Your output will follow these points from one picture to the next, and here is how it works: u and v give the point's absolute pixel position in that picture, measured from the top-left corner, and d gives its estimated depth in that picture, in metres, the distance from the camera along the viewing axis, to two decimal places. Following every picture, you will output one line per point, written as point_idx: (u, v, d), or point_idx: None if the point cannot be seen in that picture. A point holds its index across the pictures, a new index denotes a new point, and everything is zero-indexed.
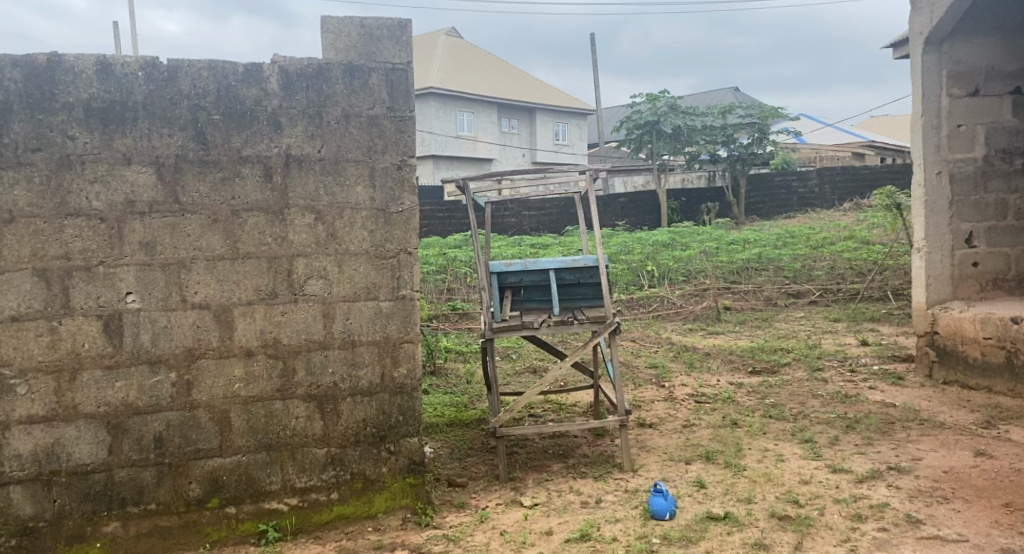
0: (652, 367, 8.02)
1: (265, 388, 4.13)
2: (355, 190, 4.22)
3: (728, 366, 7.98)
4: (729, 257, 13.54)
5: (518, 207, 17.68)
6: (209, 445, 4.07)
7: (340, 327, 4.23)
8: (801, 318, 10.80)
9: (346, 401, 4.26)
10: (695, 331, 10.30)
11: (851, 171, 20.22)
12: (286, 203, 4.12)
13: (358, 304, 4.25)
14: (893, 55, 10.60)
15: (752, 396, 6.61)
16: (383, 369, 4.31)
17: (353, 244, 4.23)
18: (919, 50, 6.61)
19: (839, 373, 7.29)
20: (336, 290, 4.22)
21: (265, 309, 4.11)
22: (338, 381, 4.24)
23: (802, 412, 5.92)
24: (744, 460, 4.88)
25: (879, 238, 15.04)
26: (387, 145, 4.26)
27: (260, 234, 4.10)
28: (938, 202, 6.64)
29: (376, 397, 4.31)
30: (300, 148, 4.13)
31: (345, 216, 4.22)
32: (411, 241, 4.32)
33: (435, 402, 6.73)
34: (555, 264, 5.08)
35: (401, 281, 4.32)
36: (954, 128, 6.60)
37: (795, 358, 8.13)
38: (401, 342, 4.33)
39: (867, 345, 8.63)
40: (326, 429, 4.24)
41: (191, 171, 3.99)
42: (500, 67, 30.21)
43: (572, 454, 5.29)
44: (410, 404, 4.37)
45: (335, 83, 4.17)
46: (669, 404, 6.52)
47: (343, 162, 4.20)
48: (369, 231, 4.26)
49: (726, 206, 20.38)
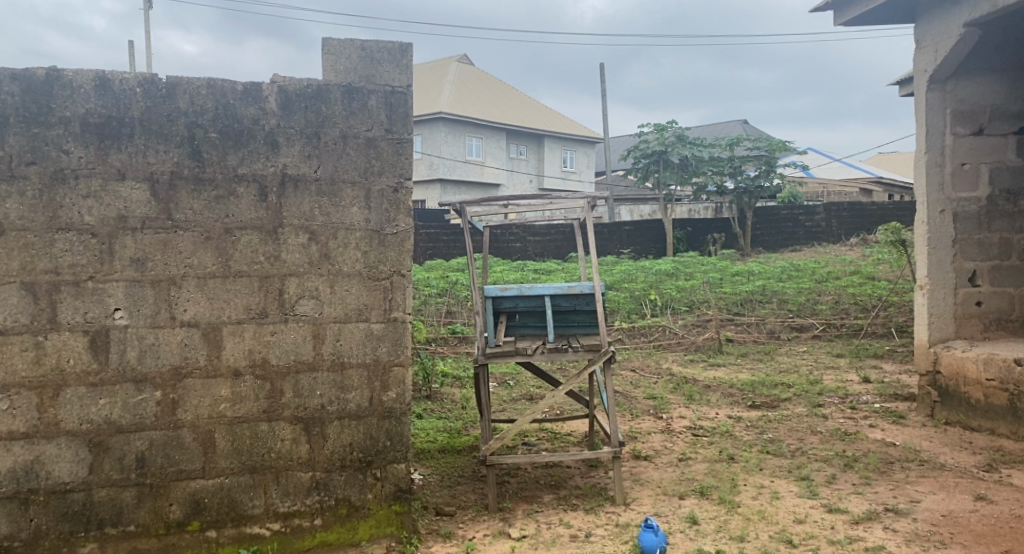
0: (650, 397, 7.94)
1: (251, 409, 4.07)
2: (350, 211, 4.20)
3: (727, 399, 7.88)
4: (732, 289, 13.49)
5: (523, 233, 17.68)
6: (192, 466, 4.00)
7: (330, 349, 4.18)
8: (804, 352, 10.70)
9: (333, 424, 4.20)
10: (696, 362, 10.21)
11: (858, 206, 20.17)
12: (280, 222, 4.10)
13: (349, 326, 4.21)
14: (899, 93, 10.66)
15: (751, 430, 6.51)
16: (372, 392, 4.25)
17: (346, 265, 4.20)
18: (923, 88, 6.59)
19: (839, 410, 7.18)
20: (326, 310, 4.18)
21: (254, 329, 4.07)
22: (326, 404, 4.19)
23: (801, 449, 5.82)
24: (738, 497, 4.78)
25: (885, 274, 14.95)
26: (384, 167, 4.24)
27: (253, 253, 4.06)
28: (941, 240, 6.58)
29: (364, 421, 4.24)
30: (296, 168, 4.11)
31: (339, 237, 4.19)
32: (405, 263, 4.29)
33: (428, 427, 6.66)
34: (551, 290, 5.00)
35: (393, 304, 4.27)
36: (957, 166, 6.56)
37: (796, 393, 8.03)
38: (391, 366, 4.27)
39: (870, 383, 8.52)
40: (311, 452, 4.17)
41: (186, 189, 3.97)
42: (510, 94, 30.42)
43: (564, 485, 5.20)
44: (399, 429, 4.30)
45: (334, 104, 4.17)
46: (666, 437, 6.42)
47: (339, 183, 4.18)
48: (363, 252, 4.22)
49: (733, 238, 20.24)
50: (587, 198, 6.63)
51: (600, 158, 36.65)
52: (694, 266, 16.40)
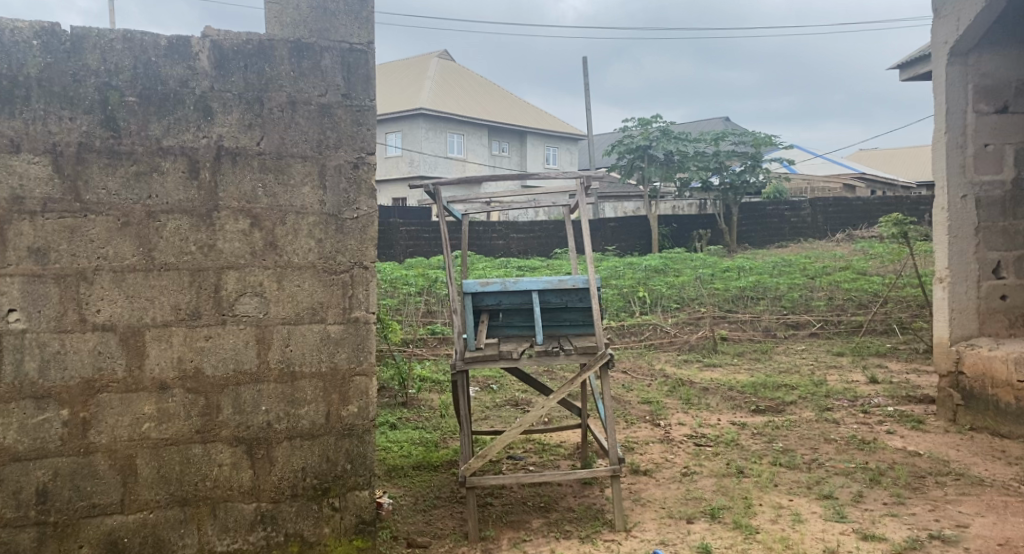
0: (645, 402, 7.32)
1: (181, 429, 3.42)
2: (302, 191, 3.57)
3: (728, 402, 7.28)
4: (723, 286, 12.95)
5: (506, 229, 17.02)
6: (108, 500, 3.35)
7: (277, 356, 3.55)
8: (803, 350, 10.14)
9: (283, 446, 3.56)
10: (690, 362, 9.61)
11: (845, 201, 19.71)
12: (215, 205, 3.44)
13: (300, 328, 3.58)
14: (899, 77, 10.14)
15: (759, 439, 5.91)
16: (329, 406, 3.62)
17: (296, 256, 3.57)
18: (944, 61, 6.00)
19: (851, 414, 6.60)
20: (273, 310, 3.55)
21: (184, 333, 3.43)
22: (273, 421, 3.54)
23: (817, 461, 5.22)
24: (756, 520, 4.16)
25: (876, 269, 14.43)
26: (342, 140, 3.60)
27: (182, 241, 3.41)
28: (963, 228, 6.00)
29: (320, 440, 3.60)
30: (235, 140, 3.46)
31: (288, 222, 3.55)
32: (367, 255, 3.67)
33: (402, 439, 6.00)
34: (538, 284, 4.34)
35: (354, 302, 3.65)
36: (980, 147, 5.99)
37: (801, 395, 7.45)
38: (351, 376, 3.65)
39: (877, 383, 7.96)
40: (255, 480, 3.52)
41: (97, 163, 3.29)
42: (491, 89, 29.73)
43: (556, 508, 4.56)
44: (361, 450, 3.67)
45: (279, 63, 3.51)
46: (665, 447, 5.81)
47: (288, 158, 3.54)
48: (317, 240, 3.60)
49: (717, 235, 19.84)
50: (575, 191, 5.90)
51: (584, 155, 36.05)
52: (682, 262, 15.82)
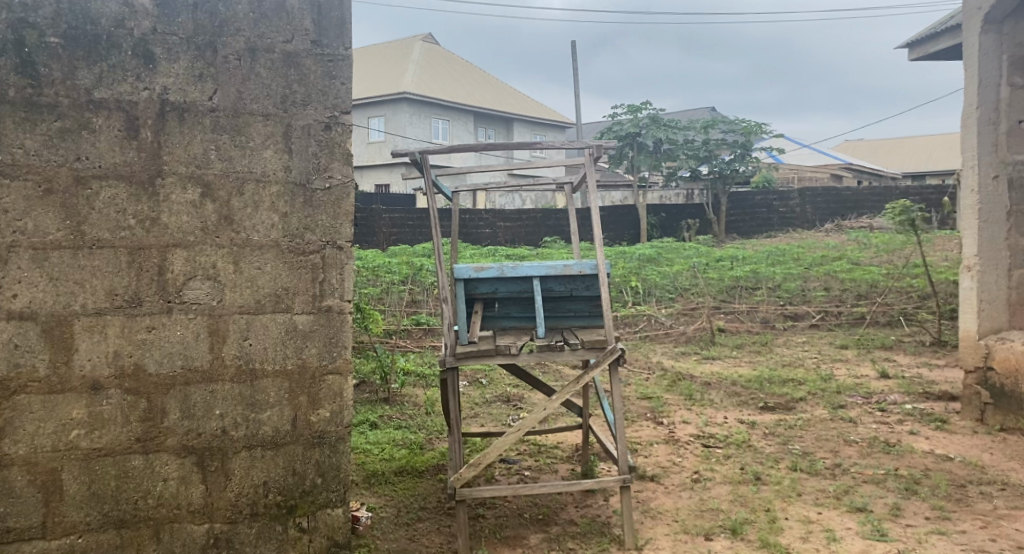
0: (645, 398, 6.83)
1: (118, 438, 2.88)
2: (263, 155, 3.05)
3: (733, 399, 6.79)
4: (718, 275, 12.47)
5: (493, 217, 16.45)
6: (27, 523, 2.80)
7: (233, 352, 3.02)
8: (804, 343, 9.68)
9: (241, 457, 3.02)
10: (688, 355, 9.12)
11: (835, 190, 19.29)
12: (158, 170, 2.91)
13: (261, 318, 3.06)
14: (907, 58, 9.62)
15: (772, 440, 5.43)
16: (295, 410, 3.10)
17: (256, 233, 3.05)
18: (976, 29, 5.50)
19: (867, 413, 6.13)
20: (229, 296, 3.02)
21: (122, 323, 2.88)
22: (229, 427, 3.01)
23: (841, 466, 4.74)
24: (784, 538, 3.69)
25: (869, 259, 14.00)
26: (311, 96, 3.08)
27: (118, 213, 2.87)
28: (994, 212, 5.54)
29: (285, 451, 3.08)
30: (182, 92, 2.92)
31: (247, 192, 3.03)
32: (341, 233, 3.15)
33: (383, 441, 5.47)
34: (540, 271, 3.80)
35: (325, 288, 3.13)
36: (1014, 124, 5.51)
37: (810, 391, 6.98)
38: (322, 375, 3.13)
39: (888, 378, 7.49)
40: (208, 497, 2.98)
41: (13, 117, 2.76)
42: (477, 75, 29.04)
43: (556, 520, 4.06)
44: (334, 462, 3.15)
45: (236, 2, 2.98)
46: (671, 449, 5.31)
47: (246, 115, 3.01)
48: (282, 214, 3.08)
49: (706, 224, 19.35)
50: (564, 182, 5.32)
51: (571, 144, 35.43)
52: (674, 251, 15.32)
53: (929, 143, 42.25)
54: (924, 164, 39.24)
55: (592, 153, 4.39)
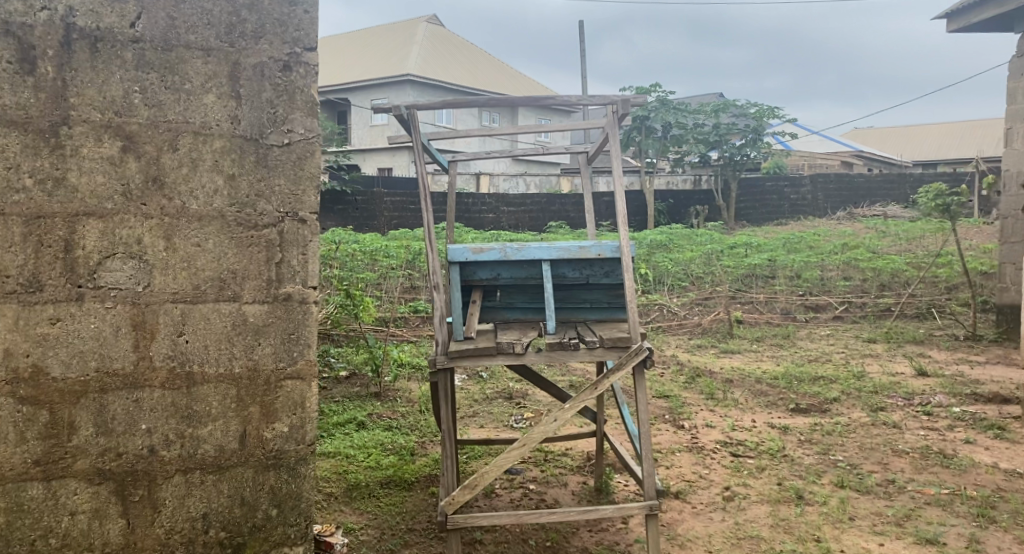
0: (661, 396, 6.18)
1: (10, 460, 2.24)
2: (203, 101, 2.40)
3: (760, 399, 6.15)
4: (734, 261, 11.79)
5: (496, 202, 15.79)
6: None
7: (164, 351, 2.38)
8: (829, 336, 9.02)
9: (174, 484, 2.39)
10: (704, 348, 8.45)
11: (847, 177, 18.47)
12: (63, 117, 2.26)
13: (201, 309, 2.42)
14: (946, 29, 8.90)
15: (810, 450, 4.79)
16: (245, 424, 2.46)
17: (194, 200, 2.41)
18: None
19: (913, 417, 5.47)
20: (158, 280, 2.37)
21: (16, 314, 2.24)
22: (158, 446, 2.38)
23: (895, 483, 4.11)
24: None
25: (888, 245, 13.30)
26: (265, 27, 2.45)
27: (9, 172, 2.22)
28: None
29: (231, 475, 2.45)
30: (95, 16, 2.28)
31: (182, 147, 2.39)
32: (304, 202, 2.52)
33: (370, 444, 4.85)
34: (550, 252, 3.13)
35: (283, 272, 2.49)
36: None
37: (843, 391, 6.33)
38: (278, 381, 2.50)
39: (928, 376, 6.82)
40: (130, 535, 2.35)
41: None
42: (481, 56, 28.17)
43: (566, 550, 3.44)
44: (294, 488, 2.52)
45: None
46: (695, 458, 4.67)
47: (180, 48, 2.37)
48: (227, 177, 2.44)
49: (716, 210, 18.62)
50: (583, 148, 4.39)
51: None
52: (684, 237, 14.63)
53: (941, 129, 41.22)
54: (935, 153, 38.34)
55: (616, 110, 3.41)
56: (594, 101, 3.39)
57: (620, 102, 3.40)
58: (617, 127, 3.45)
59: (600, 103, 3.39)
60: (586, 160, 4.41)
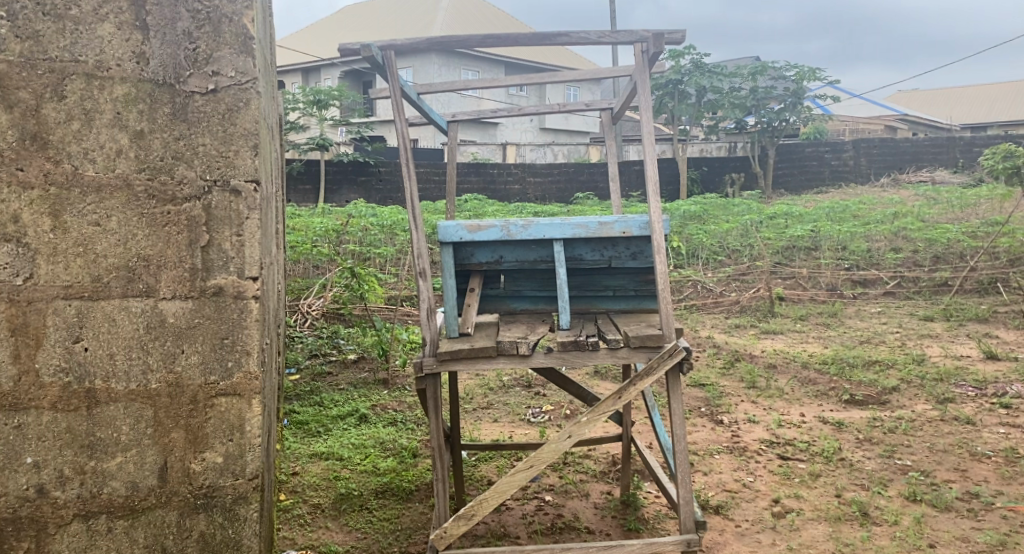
0: (698, 385, 5.57)
1: None
2: (97, 32, 1.82)
3: (809, 388, 5.50)
4: (775, 232, 10.99)
5: (522, 172, 15.15)
6: None
7: (55, 362, 1.84)
8: (880, 314, 8.27)
9: (71, 533, 1.88)
10: (743, 328, 7.78)
11: (892, 141, 17.41)
12: None
13: (104, 308, 1.86)
14: None
15: (870, 452, 4.16)
16: (165, 454, 1.92)
17: (88, 165, 1.83)
18: None
19: (988, 412, 4.79)
20: (44, 271, 1.82)
21: None
22: (50, 484, 1.87)
23: (979, 497, 3.53)
24: None
25: (940, 212, 12.37)
26: None
27: None
28: None
29: (149, 520, 1.92)
30: None
31: (71, 95, 1.81)
32: (238, 165, 1.92)
33: (369, 444, 4.31)
34: (563, 231, 2.51)
35: (208, 259, 1.90)
36: None
37: (905, 377, 5.63)
38: (207, 399, 1.93)
39: (998, 361, 6.09)
40: None
41: None
42: (509, 21, 27.08)
43: None
44: (231, 535, 1.98)
45: None
46: (737, 462, 4.06)
47: None
48: (133, 131, 1.85)
49: (752, 179, 17.59)
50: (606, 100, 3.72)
51: None
52: (720, 208, 13.83)
53: (991, 90, 39.22)
54: (985, 116, 36.48)
55: (644, 50, 2.76)
56: (617, 37, 2.73)
57: (650, 39, 2.73)
58: (647, 72, 2.79)
59: (624, 40, 2.73)
60: (612, 118, 3.73)
